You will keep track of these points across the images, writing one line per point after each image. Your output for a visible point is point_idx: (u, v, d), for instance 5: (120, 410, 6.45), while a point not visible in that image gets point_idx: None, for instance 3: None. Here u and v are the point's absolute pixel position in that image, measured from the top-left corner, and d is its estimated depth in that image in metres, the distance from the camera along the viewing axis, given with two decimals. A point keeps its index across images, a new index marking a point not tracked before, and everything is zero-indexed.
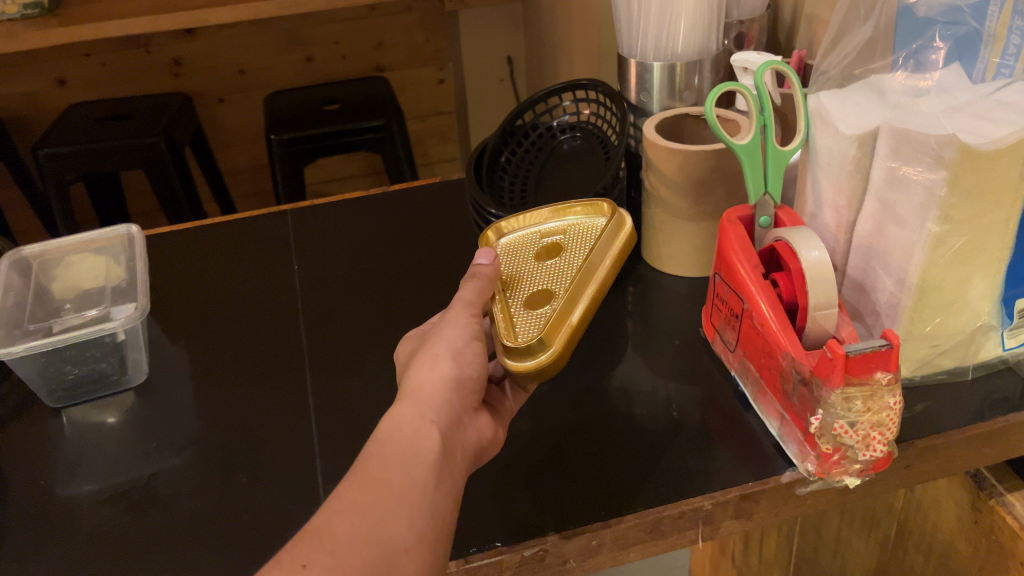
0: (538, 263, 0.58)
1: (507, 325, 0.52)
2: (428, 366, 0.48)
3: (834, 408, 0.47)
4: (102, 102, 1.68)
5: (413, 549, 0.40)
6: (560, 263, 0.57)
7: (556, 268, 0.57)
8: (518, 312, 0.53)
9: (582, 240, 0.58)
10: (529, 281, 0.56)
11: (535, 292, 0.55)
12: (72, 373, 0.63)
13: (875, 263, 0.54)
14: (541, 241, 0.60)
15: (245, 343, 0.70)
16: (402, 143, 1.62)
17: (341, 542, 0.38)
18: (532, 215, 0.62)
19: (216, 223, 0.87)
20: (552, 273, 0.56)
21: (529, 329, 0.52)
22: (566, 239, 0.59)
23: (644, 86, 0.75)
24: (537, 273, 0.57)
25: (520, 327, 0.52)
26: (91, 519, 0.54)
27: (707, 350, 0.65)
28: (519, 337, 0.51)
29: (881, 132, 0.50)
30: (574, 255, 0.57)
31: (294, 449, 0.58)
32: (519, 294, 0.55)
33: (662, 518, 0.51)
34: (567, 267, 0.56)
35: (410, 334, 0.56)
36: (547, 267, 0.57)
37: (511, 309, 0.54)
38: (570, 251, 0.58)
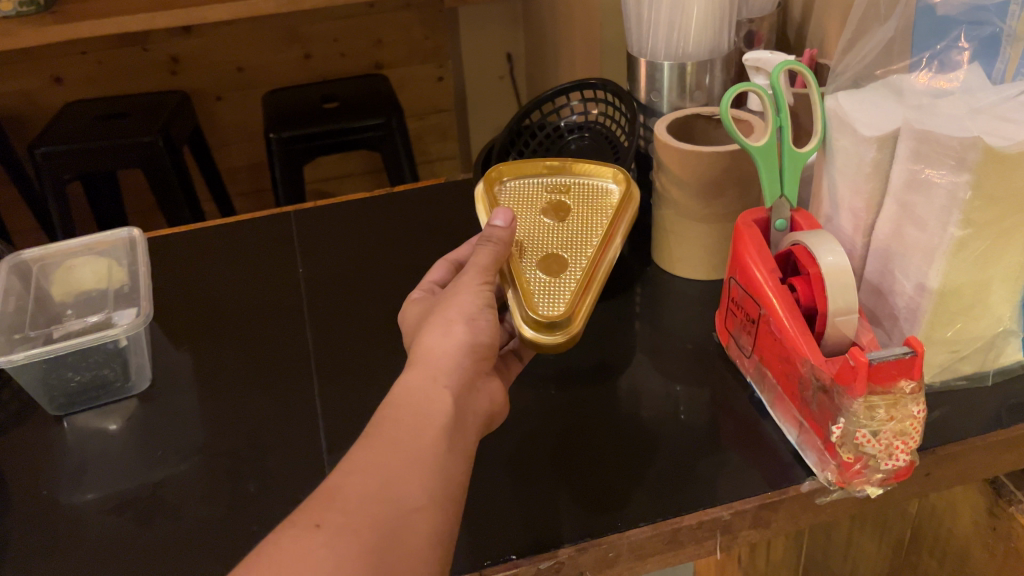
0: (542, 223, 0.58)
1: (526, 290, 0.53)
2: (441, 331, 0.49)
3: (856, 417, 0.46)
4: (99, 100, 1.66)
5: (426, 510, 0.39)
6: (573, 225, 0.58)
7: (567, 230, 0.58)
8: (534, 279, 0.54)
9: (590, 209, 0.59)
10: (541, 242, 0.57)
11: (543, 263, 0.55)
12: (74, 379, 0.62)
13: (894, 266, 0.53)
14: (546, 196, 0.61)
15: (249, 348, 0.69)
16: (403, 141, 1.61)
17: (354, 502, 0.37)
18: (535, 164, 0.62)
19: (217, 225, 0.86)
20: (564, 236, 0.57)
21: (549, 304, 0.52)
22: (573, 201, 0.60)
23: (654, 85, 0.74)
24: (547, 235, 0.57)
25: (539, 299, 0.53)
26: (95, 529, 0.53)
27: (720, 355, 0.64)
28: (540, 310, 0.52)
29: (901, 133, 0.49)
30: (585, 221, 0.58)
31: (300, 457, 0.57)
32: (529, 257, 0.56)
33: (680, 528, 0.50)
34: (583, 234, 0.57)
35: (416, 297, 0.57)
36: (553, 231, 0.58)
37: (526, 275, 0.54)
38: (573, 215, 0.59)
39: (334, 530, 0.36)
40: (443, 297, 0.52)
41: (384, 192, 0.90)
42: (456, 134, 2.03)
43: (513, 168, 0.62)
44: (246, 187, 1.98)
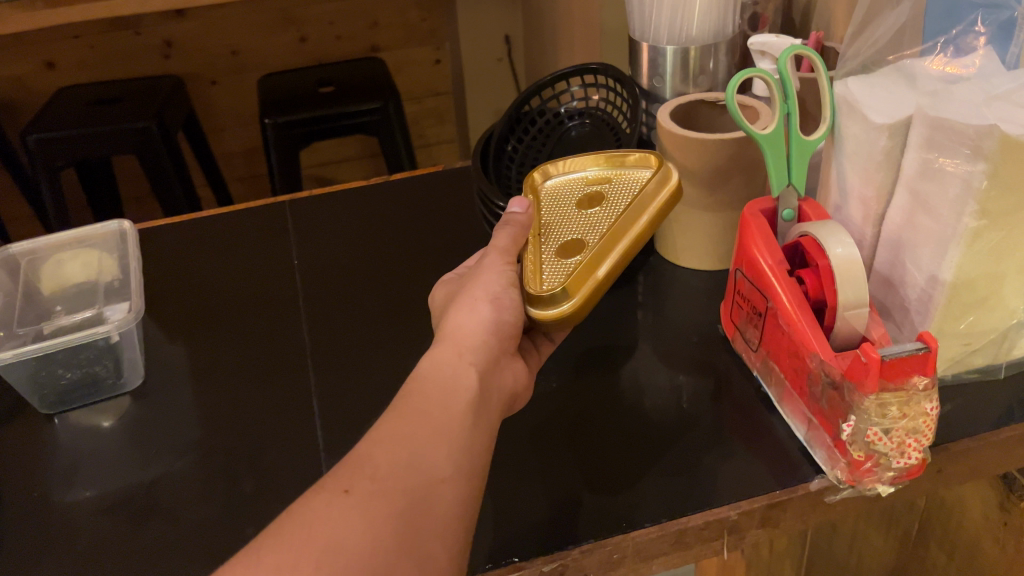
0: (577, 211, 0.56)
1: (534, 271, 0.52)
2: (467, 310, 0.48)
3: (868, 415, 0.45)
4: (92, 86, 1.64)
5: (451, 481, 0.38)
6: (603, 209, 0.55)
7: (596, 214, 0.55)
8: (548, 261, 0.53)
9: (622, 191, 0.56)
10: (567, 227, 0.55)
11: (566, 245, 0.53)
12: (66, 376, 0.61)
13: (905, 258, 0.52)
14: (583, 189, 0.59)
15: (244, 342, 0.67)
16: (400, 125, 1.58)
17: (382, 469, 0.36)
18: (571, 163, 0.61)
19: (211, 214, 0.85)
20: (592, 220, 0.55)
21: (554, 278, 0.51)
22: (608, 187, 0.57)
23: (656, 70, 0.72)
24: (574, 220, 0.55)
25: (547, 274, 0.52)
26: (88, 532, 0.52)
27: (726, 347, 0.63)
28: (543, 285, 0.51)
29: (914, 120, 0.48)
30: (616, 203, 0.55)
31: (297, 456, 0.56)
32: (551, 239, 0.55)
33: (687, 528, 0.48)
34: (612, 214, 0.54)
35: (446, 279, 0.57)
36: (584, 216, 0.55)
37: (542, 256, 0.53)
38: (610, 203, 0.56)
39: (364, 493, 0.35)
40: (468, 279, 0.52)
41: (382, 180, 0.88)
42: (453, 117, 2.01)
43: (550, 169, 0.61)
44: (242, 172, 1.96)
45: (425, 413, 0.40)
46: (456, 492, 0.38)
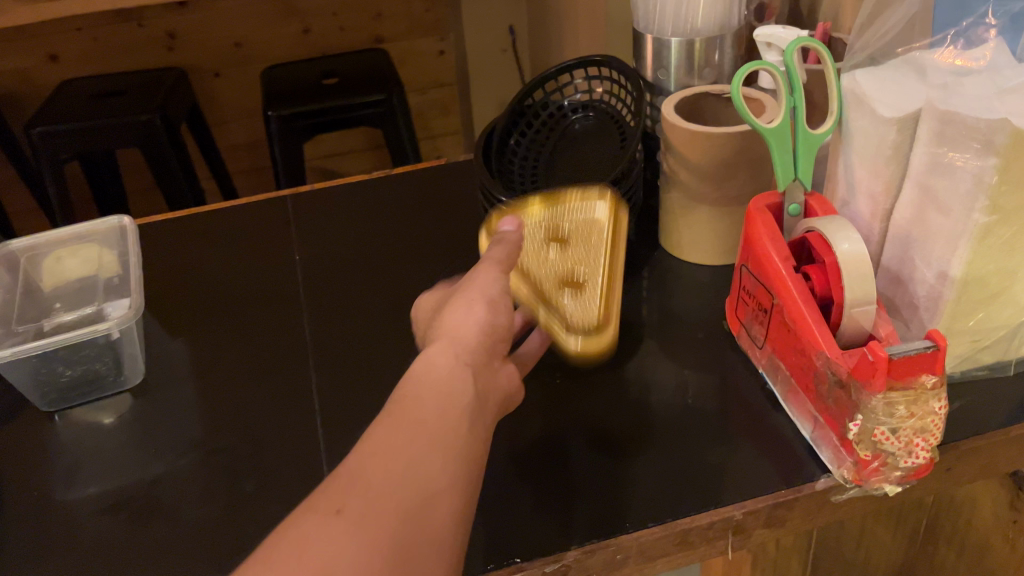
0: (548, 248, 0.58)
1: (563, 319, 0.55)
2: (462, 312, 0.47)
3: (875, 414, 0.44)
4: (95, 79, 1.64)
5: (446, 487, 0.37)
6: (579, 247, 0.58)
7: (576, 253, 0.58)
8: (568, 305, 0.56)
9: (589, 227, 0.59)
10: (553, 262, 0.57)
11: (563, 287, 0.56)
12: (65, 374, 0.60)
13: (914, 254, 0.51)
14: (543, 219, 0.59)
15: (245, 339, 0.67)
16: (404, 117, 1.57)
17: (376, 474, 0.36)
18: (531, 198, 0.61)
19: (212, 209, 0.84)
20: (574, 257, 0.57)
21: (584, 312, 0.55)
22: (575, 225, 0.60)
23: (661, 63, 0.71)
24: (554, 259, 0.57)
25: (575, 316, 0.55)
26: (87, 531, 0.51)
27: (731, 343, 0.62)
28: (575, 325, 0.55)
29: (923, 114, 0.47)
30: (589, 239, 0.59)
31: (299, 454, 0.55)
32: (552, 279, 0.56)
33: (691, 527, 0.48)
34: (591, 253, 0.58)
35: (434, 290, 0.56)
36: (562, 253, 0.58)
37: (558, 304, 0.55)
38: (580, 237, 0.59)
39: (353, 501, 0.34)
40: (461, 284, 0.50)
41: (384, 175, 0.87)
42: (458, 109, 2.00)
43: (512, 206, 0.61)
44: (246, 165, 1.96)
45: (426, 412, 0.39)
46: (457, 494, 0.37)
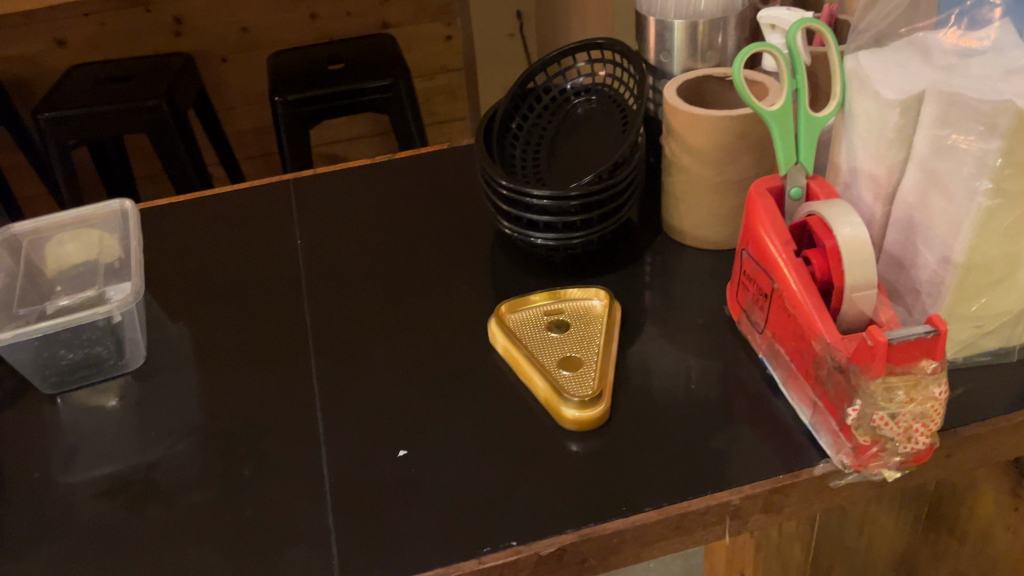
0: (546, 338, 0.59)
1: (557, 390, 0.54)
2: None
3: (874, 399, 0.44)
4: (102, 64, 1.64)
5: None
6: (575, 333, 0.59)
7: (572, 337, 0.59)
8: (564, 379, 0.55)
9: (584, 319, 0.61)
10: (551, 351, 0.58)
11: (562, 363, 0.56)
12: (67, 357, 0.61)
13: (916, 238, 0.50)
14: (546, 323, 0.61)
15: (246, 323, 0.67)
16: (410, 103, 1.57)
17: None
18: (534, 296, 0.63)
19: (214, 194, 0.84)
20: (571, 342, 0.58)
21: (581, 388, 0.54)
22: (571, 317, 0.61)
23: (663, 46, 0.71)
24: (553, 346, 0.58)
25: (572, 390, 0.54)
26: (88, 514, 0.52)
27: (732, 328, 0.62)
28: (574, 393, 0.53)
29: (927, 96, 0.46)
30: (584, 330, 0.60)
31: (297, 438, 0.56)
32: (548, 361, 0.57)
33: (688, 512, 0.47)
34: (587, 338, 0.59)
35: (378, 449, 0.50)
36: (559, 342, 0.58)
37: (557, 383, 0.55)
38: (579, 333, 0.59)
39: None
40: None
41: (387, 159, 0.87)
42: (466, 94, 2.00)
43: (517, 303, 0.63)
44: (253, 151, 1.96)
45: None
46: None
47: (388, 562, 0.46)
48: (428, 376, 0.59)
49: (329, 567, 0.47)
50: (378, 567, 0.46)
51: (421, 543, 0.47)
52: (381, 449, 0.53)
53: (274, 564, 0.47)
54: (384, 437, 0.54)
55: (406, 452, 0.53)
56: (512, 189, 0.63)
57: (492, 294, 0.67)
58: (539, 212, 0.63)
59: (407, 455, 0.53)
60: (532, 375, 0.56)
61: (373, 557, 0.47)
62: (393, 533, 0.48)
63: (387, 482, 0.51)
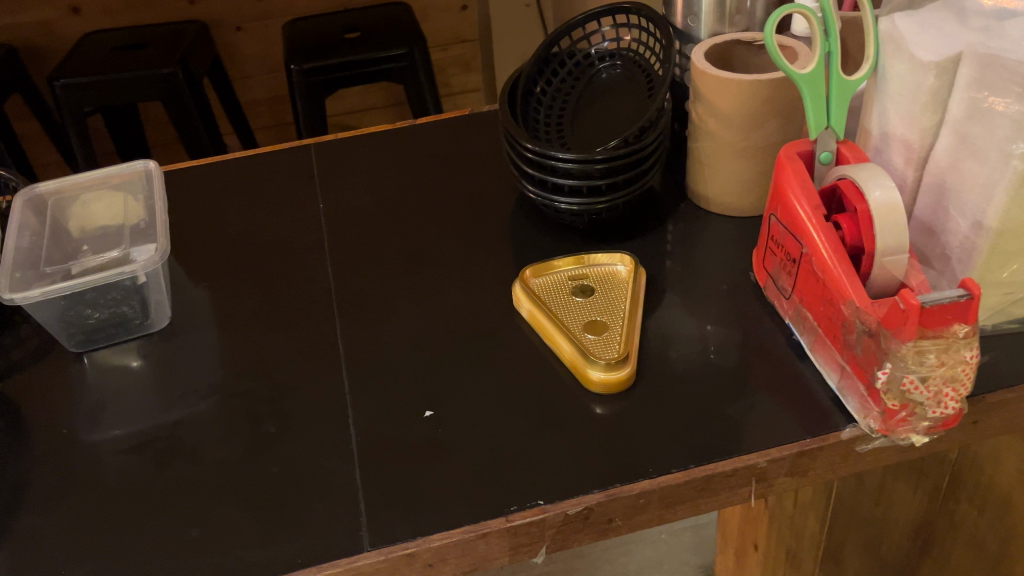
0: (570, 303, 0.59)
1: (584, 351, 0.54)
2: None
3: (905, 362, 0.43)
4: (118, 31, 1.63)
5: None
6: (600, 298, 0.59)
7: (597, 302, 0.59)
8: (589, 341, 0.55)
9: (608, 285, 0.61)
10: (575, 316, 0.58)
11: (586, 327, 0.56)
12: (93, 316, 0.61)
13: (948, 203, 0.50)
14: (571, 288, 0.61)
15: (269, 285, 0.67)
16: (425, 72, 1.56)
17: None
18: (559, 261, 0.63)
19: (236, 158, 0.84)
20: (596, 306, 0.58)
21: (607, 349, 0.54)
22: (595, 283, 0.61)
23: (690, 10, 0.70)
24: (577, 311, 0.58)
25: (599, 351, 0.54)
26: (115, 470, 0.52)
27: (756, 295, 0.61)
28: (601, 354, 0.54)
29: (964, 58, 0.46)
30: (609, 296, 0.60)
31: (322, 399, 0.56)
32: (573, 324, 0.57)
33: (714, 475, 0.48)
34: (612, 304, 0.59)
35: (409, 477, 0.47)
36: (583, 306, 0.58)
37: (583, 344, 0.55)
38: (603, 298, 0.59)
39: None
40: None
41: (407, 125, 0.86)
42: (481, 64, 1.98)
43: (543, 268, 0.62)
44: (268, 120, 1.95)
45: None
46: None
47: (415, 520, 0.47)
48: (451, 339, 0.59)
49: (356, 524, 0.47)
50: (405, 524, 0.46)
51: (447, 502, 0.47)
52: (406, 410, 0.54)
53: (301, 520, 0.48)
54: (409, 398, 0.55)
55: (431, 413, 0.53)
56: (536, 153, 0.62)
57: (514, 259, 0.67)
58: (563, 176, 0.63)
59: (432, 415, 0.53)
60: (557, 337, 0.56)
61: (400, 514, 0.47)
62: (420, 491, 0.48)
63: (412, 441, 0.51)
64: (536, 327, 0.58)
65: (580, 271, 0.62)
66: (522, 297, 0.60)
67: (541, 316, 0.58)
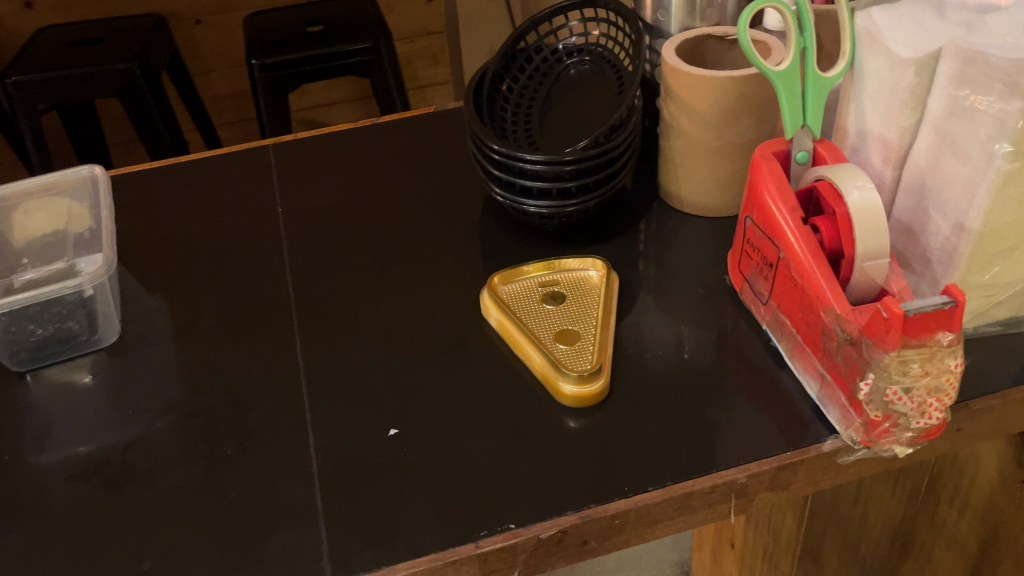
0: (541, 310, 0.57)
1: (554, 362, 0.52)
2: None
3: (888, 373, 0.42)
4: (72, 26, 1.58)
5: None
6: (571, 305, 0.57)
7: (569, 310, 0.57)
8: (560, 351, 0.53)
9: (579, 291, 0.59)
10: (545, 324, 0.55)
11: (558, 336, 0.54)
12: (36, 333, 0.57)
13: (928, 203, 0.48)
14: (541, 295, 0.58)
15: (226, 294, 0.64)
16: (391, 66, 1.52)
17: None
18: (528, 267, 0.60)
19: (191, 160, 0.80)
20: (568, 315, 0.56)
21: (579, 360, 0.52)
22: (566, 289, 0.59)
23: (660, 4, 0.68)
24: (547, 319, 0.56)
25: (570, 363, 0.52)
26: (61, 498, 0.49)
27: (732, 298, 0.59)
28: (573, 366, 0.51)
29: (944, 53, 0.44)
30: (580, 303, 0.57)
31: (282, 417, 0.53)
32: (543, 333, 0.54)
33: (693, 492, 0.46)
34: (584, 311, 0.57)
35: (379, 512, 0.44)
36: (554, 314, 0.56)
37: (554, 354, 0.52)
38: (575, 305, 0.57)
39: None
40: None
41: (370, 123, 0.83)
42: (449, 58, 1.95)
43: (511, 275, 0.60)
44: (231, 116, 1.90)
45: None
46: None
47: (380, 547, 0.44)
48: (418, 350, 0.57)
49: (318, 552, 0.44)
50: (371, 552, 0.44)
51: (416, 527, 0.45)
52: (371, 428, 0.51)
53: (261, 549, 0.45)
54: (373, 415, 0.52)
55: (397, 431, 0.51)
56: (503, 155, 0.60)
57: (483, 264, 0.64)
58: (532, 177, 0.61)
59: (398, 434, 0.50)
60: (527, 347, 0.53)
61: (365, 541, 0.45)
62: (387, 516, 0.46)
63: (377, 461, 0.49)
64: (506, 336, 0.56)
65: (551, 277, 0.60)
66: (492, 307, 0.57)
67: (510, 324, 0.56)
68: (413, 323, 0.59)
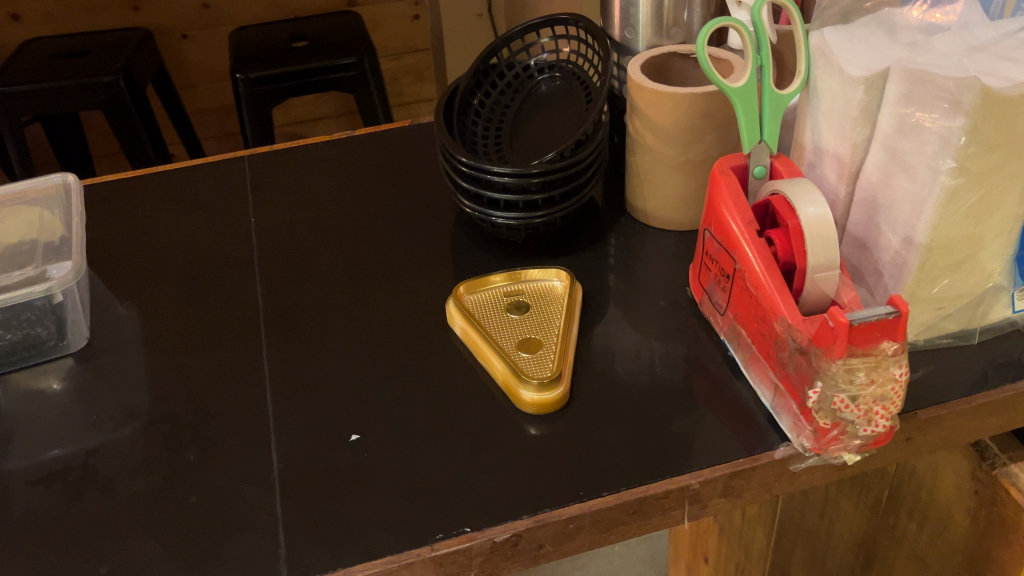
0: (506, 320, 0.58)
1: (515, 369, 0.53)
2: None
3: (835, 381, 0.43)
4: (57, 38, 1.59)
5: None
6: (534, 315, 0.58)
7: (532, 320, 0.58)
8: (522, 359, 0.54)
9: (543, 301, 0.60)
10: (509, 332, 0.56)
11: (521, 345, 0.55)
12: (5, 337, 0.58)
13: (879, 218, 0.50)
14: (507, 304, 0.60)
15: (197, 302, 0.65)
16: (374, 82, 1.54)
17: None
18: (494, 277, 0.61)
19: (168, 171, 0.81)
20: (530, 324, 0.57)
21: (540, 368, 0.53)
22: (531, 299, 0.60)
23: (628, 21, 0.70)
24: (511, 327, 0.57)
25: (530, 370, 0.53)
26: (24, 502, 0.49)
27: (695, 310, 0.61)
28: (535, 374, 0.52)
29: (892, 72, 0.46)
30: (544, 313, 0.58)
31: (247, 423, 0.54)
32: (506, 342, 0.55)
33: (646, 497, 0.46)
34: (546, 321, 0.57)
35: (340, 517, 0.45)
36: (517, 324, 0.57)
37: (515, 362, 0.53)
38: (539, 315, 0.58)
39: None
40: None
41: (347, 136, 0.85)
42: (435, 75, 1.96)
43: (477, 284, 0.61)
44: (216, 130, 1.91)
45: None
46: None
47: (338, 550, 0.45)
48: (384, 359, 0.57)
49: (275, 557, 0.45)
50: (328, 554, 0.45)
51: (374, 531, 0.46)
52: (334, 434, 0.52)
53: (218, 554, 0.46)
54: (337, 422, 0.53)
55: (358, 436, 0.52)
56: (472, 167, 0.61)
57: (451, 275, 0.65)
58: (499, 190, 0.62)
59: (359, 439, 0.51)
60: (490, 356, 0.54)
61: (323, 544, 0.45)
62: (346, 520, 0.46)
63: (339, 466, 0.50)
64: (471, 344, 0.57)
65: (516, 288, 0.61)
66: (460, 316, 0.58)
67: (473, 332, 0.57)
68: (380, 332, 0.60)
